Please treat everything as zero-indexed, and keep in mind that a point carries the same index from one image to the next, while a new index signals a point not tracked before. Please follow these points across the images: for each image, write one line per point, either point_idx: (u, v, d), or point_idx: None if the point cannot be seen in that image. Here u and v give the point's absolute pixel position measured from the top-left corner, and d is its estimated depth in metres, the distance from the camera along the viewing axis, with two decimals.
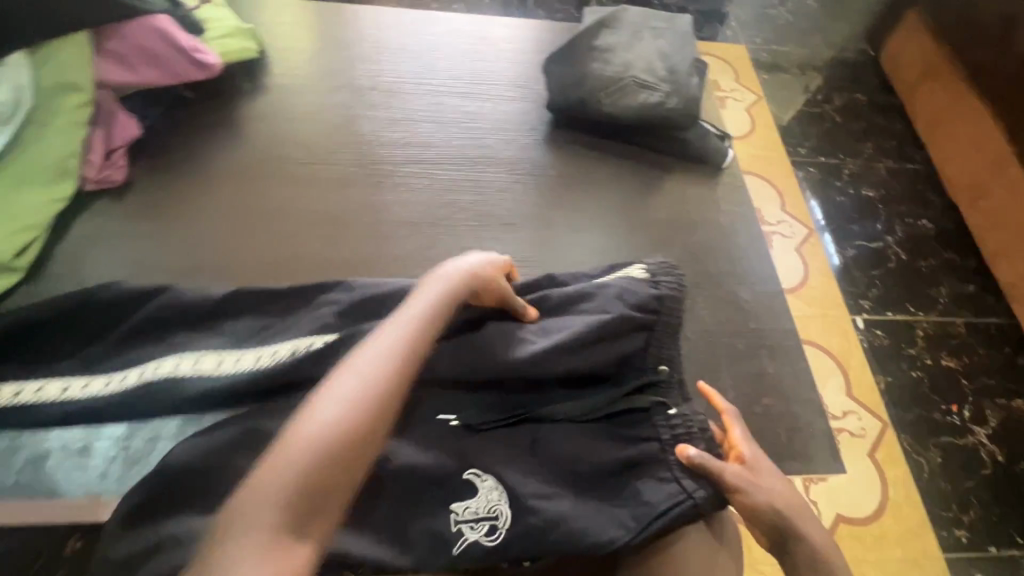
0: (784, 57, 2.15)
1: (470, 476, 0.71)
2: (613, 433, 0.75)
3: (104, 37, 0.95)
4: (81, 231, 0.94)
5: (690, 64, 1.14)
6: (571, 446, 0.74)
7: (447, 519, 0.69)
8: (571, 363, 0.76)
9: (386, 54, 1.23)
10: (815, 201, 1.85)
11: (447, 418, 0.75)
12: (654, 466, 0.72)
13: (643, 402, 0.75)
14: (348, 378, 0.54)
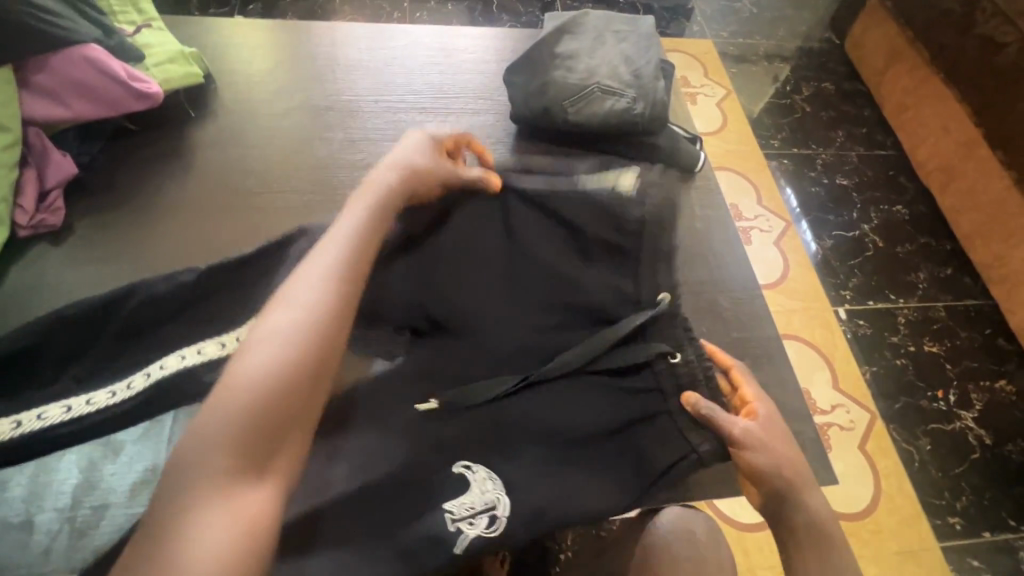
0: (751, 49, 2.14)
1: (461, 470, 0.66)
2: (614, 381, 0.73)
3: (30, 71, 0.88)
4: (18, 281, 0.88)
5: (655, 67, 1.10)
6: (571, 400, 0.71)
7: (442, 519, 0.62)
8: (565, 303, 0.76)
9: (342, 72, 1.18)
10: (790, 189, 1.84)
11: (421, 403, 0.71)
12: (660, 419, 0.71)
13: (649, 350, 0.72)
14: (278, 318, 0.56)
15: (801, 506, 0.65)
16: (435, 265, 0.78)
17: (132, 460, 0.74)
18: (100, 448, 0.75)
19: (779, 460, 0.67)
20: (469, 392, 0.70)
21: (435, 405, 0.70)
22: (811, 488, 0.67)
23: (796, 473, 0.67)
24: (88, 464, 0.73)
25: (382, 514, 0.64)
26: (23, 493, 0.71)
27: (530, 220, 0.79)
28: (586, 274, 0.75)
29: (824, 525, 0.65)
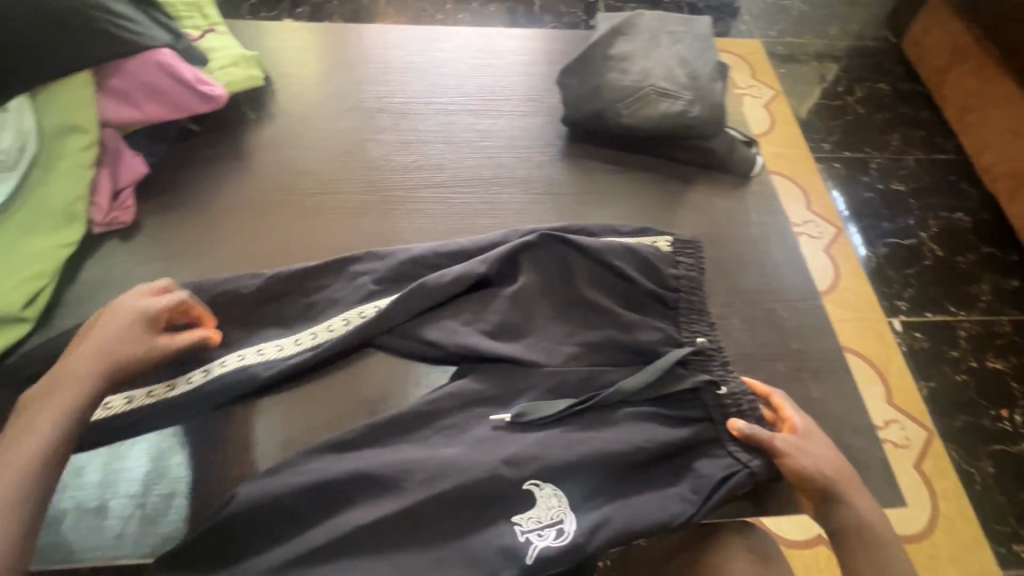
0: (801, 49, 2.07)
1: (530, 486, 0.73)
2: (665, 412, 0.79)
3: (108, 75, 0.93)
4: (90, 276, 0.91)
5: (712, 69, 1.08)
6: (629, 426, 0.77)
7: (514, 531, 0.70)
8: (617, 344, 0.83)
9: (394, 74, 1.19)
10: (838, 193, 1.77)
11: (499, 416, 0.78)
12: (709, 444, 0.78)
13: (696, 380, 0.80)
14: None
15: (852, 510, 0.72)
16: (501, 299, 0.85)
17: (193, 454, 0.76)
18: (166, 438, 0.76)
19: (826, 470, 0.74)
20: (537, 408, 0.77)
21: (509, 420, 0.77)
22: (858, 491, 0.74)
23: (843, 480, 0.74)
24: (155, 453, 0.76)
25: (453, 524, 0.71)
26: (97, 478, 0.74)
27: (588, 267, 0.88)
28: (637, 324, 0.84)
29: (878, 527, 0.71)
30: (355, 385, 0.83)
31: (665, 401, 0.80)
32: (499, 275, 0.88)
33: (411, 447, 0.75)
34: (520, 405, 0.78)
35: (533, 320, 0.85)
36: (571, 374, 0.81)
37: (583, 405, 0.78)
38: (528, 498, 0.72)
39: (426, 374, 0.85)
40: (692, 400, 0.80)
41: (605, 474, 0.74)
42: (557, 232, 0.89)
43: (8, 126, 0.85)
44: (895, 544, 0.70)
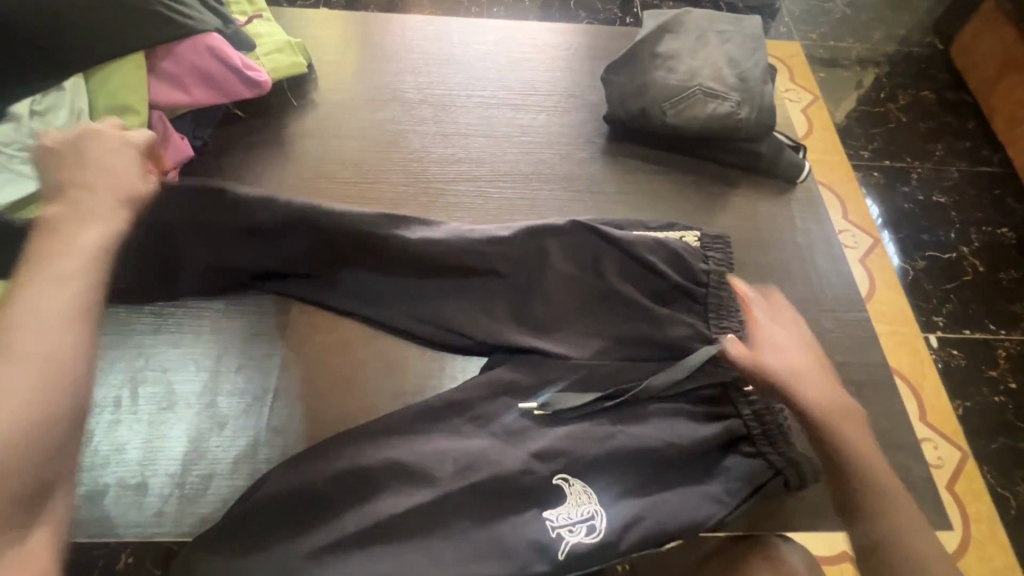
0: (843, 53, 2.01)
1: (559, 482, 0.72)
2: (693, 408, 0.78)
3: (159, 58, 0.94)
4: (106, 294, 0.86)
5: (762, 70, 1.05)
6: (658, 422, 0.76)
7: (545, 527, 0.69)
8: (651, 341, 0.81)
9: (434, 66, 1.19)
10: (874, 202, 1.72)
11: (528, 406, 0.76)
12: (740, 442, 0.76)
13: (723, 375, 0.78)
14: (43, 290, 0.47)
15: (856, 463, 0.66)
16: (536, 292, 0.84)
17: (232, 434, 0.77)
18: (206, 419, 0.77)
19: (823, 409, 0.69)
20: (564, 400, 0.76)
21: (537, 411, 0.76)
22: (865, 445, 0.67)
23: (847, 428, 0.68)
24: (195, 433, 0.76)
25: (484, 514, 0.70)
26: (138, 455, 0.75)
27: (621, 262, 0.85)
28: (670, 319, 0.81)
29: (887, 486, 0.65)
30: (386, 368, 0.83)
31: (693, 397, 0.79)
32: (529, 262, 0.85)
33: (443, 437, 0.74)
34: (548, 394, 0.77)
35: (571, 317, 0.83)
36: (604, 370, 0.79)
37: (611, 399, 0.77)
38: (558, 494, 0.71)
39: (459, 364, 0.84)
40: (719, 397, 0.79)
41: (639, 475, 0.73)
42: (590, 222, 0.86)
43: (62, 104, 0.87)
44: (905, 506, 0.63)
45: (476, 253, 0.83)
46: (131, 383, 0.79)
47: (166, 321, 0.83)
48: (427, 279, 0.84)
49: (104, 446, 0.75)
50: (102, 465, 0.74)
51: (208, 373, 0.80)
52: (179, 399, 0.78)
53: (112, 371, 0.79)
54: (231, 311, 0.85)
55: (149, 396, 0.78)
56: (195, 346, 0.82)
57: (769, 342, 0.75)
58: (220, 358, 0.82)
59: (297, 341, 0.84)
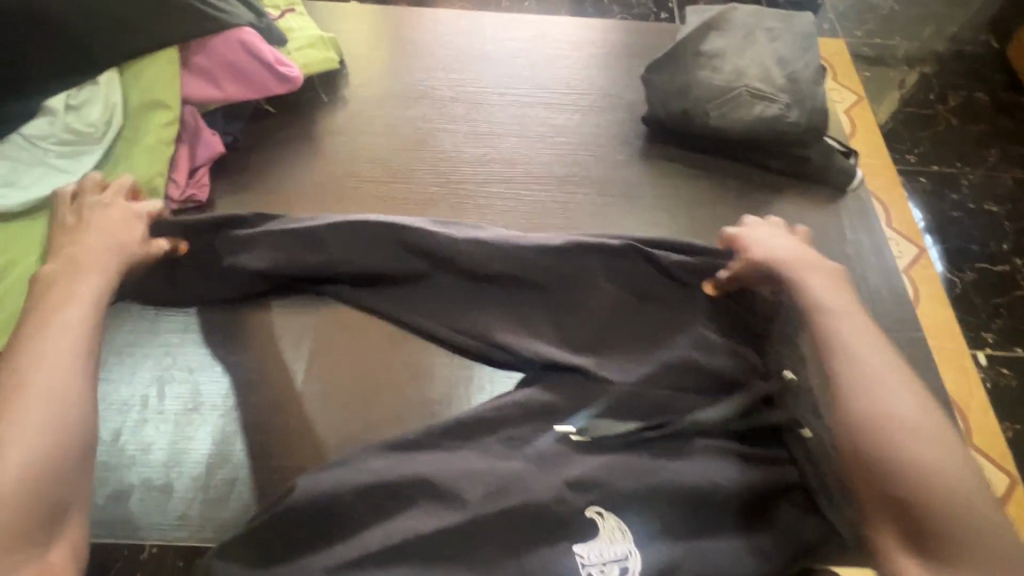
0: (891, 52, 1.91)
1: (593, 515, 0.65)
2: (743, 448, 0.72)
3: (192, 52, 0.93)
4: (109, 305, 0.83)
5: (814, 70, 0.99)
6: (705, 460, 0.70)
7: (574, 563, 0.63)
8: (699, 368, 0.77)
9: (467, 62, 1.15)
10: (917, 209, 1.62)
11: (566, 430, 0.71)
12: (795, 491, 0.69)
13: (776, 416, 0.73)
14: (50, 339, 0.60)
15: (844, 355, 0.64)
16: (574, 308, 0.82)
17: (255, 440, 0.75)
18: (231, 422, 0.76)
19: (816, 299, 0.70)
20: (603, 426, 0.71)
21: (575, 436, 0.71)
22: (864, 341, 0.65)
23: (841, 322, 0.67)
24: (219, 436, 0.75)
25: (513, 540, 0.66)
26: (163, 456, 0.74)
27: (663, 282, 0.83)
28: (717, 349, 0.78)
29: (879, 380, 0.62)
30: (413, 377, 0.81)
31: (740, 436, 0.74)
32: (565, 273, 0.83)
33: (471, 455, 0.71)
34: (583, 419, 0.72)
35: (615, 337, 0.81)
36: (647, 397, 0.75)
37: (653, 430, 0.71)
38: (590, 528, 0.65)
39: (490, 373, 0.82)
40: (769, 437, 0.74)
41: (681, 509, 0.66)
42: (639, 243, 0.84)
43: (98, 97, 0.87)
44: (904, 404, 0.60)
45: (525, 267, 0.82)
46: (158, 382, 0.78)
47: (194, 321, 0.82)
48: (478, 291, 0.83)
49: (130, 447, 0.74)
50: (127, 464, 0.73)
51: (233, 376, 0.79)
52: (205, 401, 0.77)
53: (140, 369, 0.79)
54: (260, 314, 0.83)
55: (175, 396, 0.78)
56: (221, 347, 0.81)
57: (758, 239, 0.78)
58: (246, 361, 0.80)
59: (328, 356, 0.81)
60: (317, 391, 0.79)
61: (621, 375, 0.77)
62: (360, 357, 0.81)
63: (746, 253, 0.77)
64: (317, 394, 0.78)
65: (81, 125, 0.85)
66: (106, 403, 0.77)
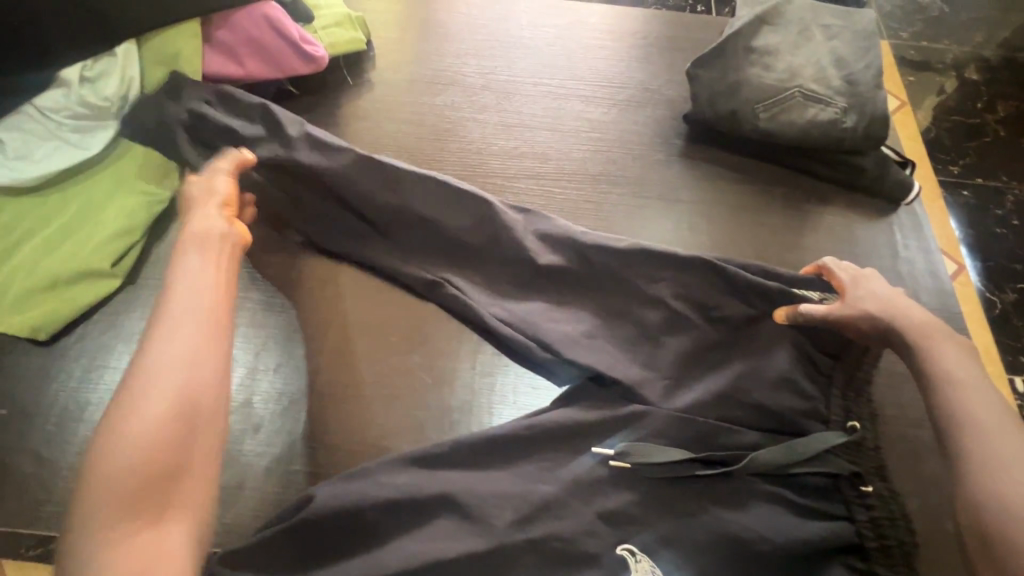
0: (938, 56, 1.81)
1: (624, 554, 0.62)
2: (798, 499, 0.66)
3: (214, 27, 0.89)
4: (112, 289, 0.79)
5: (874, 72, 0.92)
6: (750, 505, 0.65)
7: None
8: (751, 401, 0.70)
9: (499, 48, 1.10)
10: (957, 222, 1.54)
11: (604, 453, 0.67)
12: (846, 549, 0.64)
13: (836, 466, 0.66)
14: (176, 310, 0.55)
15: (968, 431, 0.57)
16: (629, 324, 0.76)
17: (265, 441, 0.72)
18: (241, 420, 0.73)
19: (944, 367, 0.62)
20: (645, 453, 0.66)
21: (613, 460, 0.67)
22: (998, 421, 0.57)
23: (971, 396, 0.59)
24: (228, 435, 0.72)
25: (537, 571, 0.61)
26: None
27: (736, 300, 0.74)
28: (778, 384, 0.70)
29: (987, 419, 0.57)
30: (435, 382, 0.77)
31: (794, 482, 0.67)
32: (626, 272, 0.77)
33: (504, 477, 0.67)
34: (624, 443, 0.68)
35: (667, 361, 0.73)
36: (693, 427, 0.68)
37: (712, 469, 0.66)
38: (621, 570, 0.62)
39: (519, 378, 0.78)
40: (830, 491, 0.67)
41: (710, 540, 0.63)
42: (715, 260, 0.75)
43: (114, 70, 0.82)
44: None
45: (591, 268, 0.78)
46: None
47: None
48: (527, 285, 0.79)
49: None
50: None
51: (244, 373, 0.75)
52: None
53: None
54: (279, 309, 0.80)
55: None
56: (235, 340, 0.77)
57: (868, 290, 0.70)
58: (258, 356, 0.77)
59: (348, 357, 0.77)
60: (334, 395, 0.75)
61: (667, 401, 0.71)
62: (385, 361, 0.77)
63: (854, 302, 0.69)
64: (336, 399, 0.74)
65: (96, 99, 0.80)
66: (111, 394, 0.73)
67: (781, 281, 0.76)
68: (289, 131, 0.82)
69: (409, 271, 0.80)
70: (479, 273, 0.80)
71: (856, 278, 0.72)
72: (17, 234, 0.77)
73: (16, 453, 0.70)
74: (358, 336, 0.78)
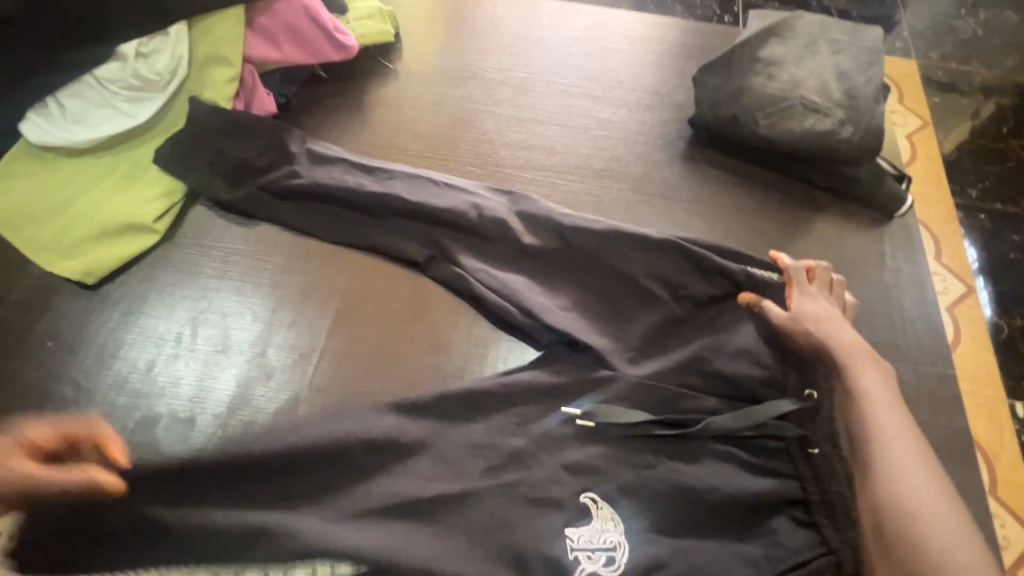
0: (966, 78, 1.80)
1: (587, 501, 0.69)
2: (748, 457, 0.72)
3: (257, 13, 0.97)
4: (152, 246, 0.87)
5: (875, 86, 0.96)
6: (710, 464, 0.71)
7: (564, 544, 0.66)
8: (710, 368, 0.76)
9: (519, 47, 1.16)
10: (971, 245, 1.51)
11: (572, 412, 0.74)
12: (791, 505, 0.70)
13: (787, 431, 0.72)
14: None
15: (880, 444, 0.63)
16: (608, 299, 0.83)
17: (277, 387, 0.79)
18: (256, 367, 0.80)
19: (864, 384, 0.67)
20: (610, 413, 0.73)
21: (580, 420, 0.73)
22: (901, 433, 0.64)
23: (882, 412, 0.65)
24: (243, 380, 0.79)
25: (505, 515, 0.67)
26: (190, 391, 0.78)
27: (698, 277, 0.82)
28: (736, 354, 0.77)
29: (894, 433, 0.63)
30: (433, 347, 0.83)
31: (747, 444, 0.73)
32: (606, 254, 0.84)
33: (487, 431, 0.73)
34: (592, 404, 0.74)
35: (639, 323, 0.81)
36: (657, 390, 0.75)
37: (671, 429, 0.73)
38: (584, 513, 0.68)
39: (507, 347, 0.84)
40: (779, 453, 0.73)
41: (669, 503, 0.69)
42: (681, 241, 0.83)
43: (165, 47, 0.90)
44: (939, 498, 0.59)
45: (569, 239, 0.85)
46: (193, 322, 0.83)
47: (232, 270, 0.87)
48: (516, 263, 0.86)
49: (159, 382, 0.79)
50: (157, 396, 0.78)
51: (263, 327, 0.83)
52: (233, 345, 0.82)
53: (178, 309, 0.84)
54: (299, 269, 0.87)
55: (208, 339, 0.82)
56: (257, 298, 0.85)
57: (815, 302, 0.76)
58: (274, 313, 0.84)
59: (352, 312, 0.85)
60: (341, 353, 0.82)
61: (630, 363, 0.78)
62: (388, 326, 0.84)
63: (800, 309, 0.75)
64: (342, 356, 0.82)
65: (147, 73, 0.89)
66: (146, 336, 0.82)
67: (741, 262, 0.84)
68: (298, 162, 0.91)
69: (405, 243, 0.87)
70: (477, 249, 0.86)
71: (806, 285, 0.78)
72: (71, 189, 0.87)
73: (57, 381, 0.78)
74: (366, 297, 0.86)
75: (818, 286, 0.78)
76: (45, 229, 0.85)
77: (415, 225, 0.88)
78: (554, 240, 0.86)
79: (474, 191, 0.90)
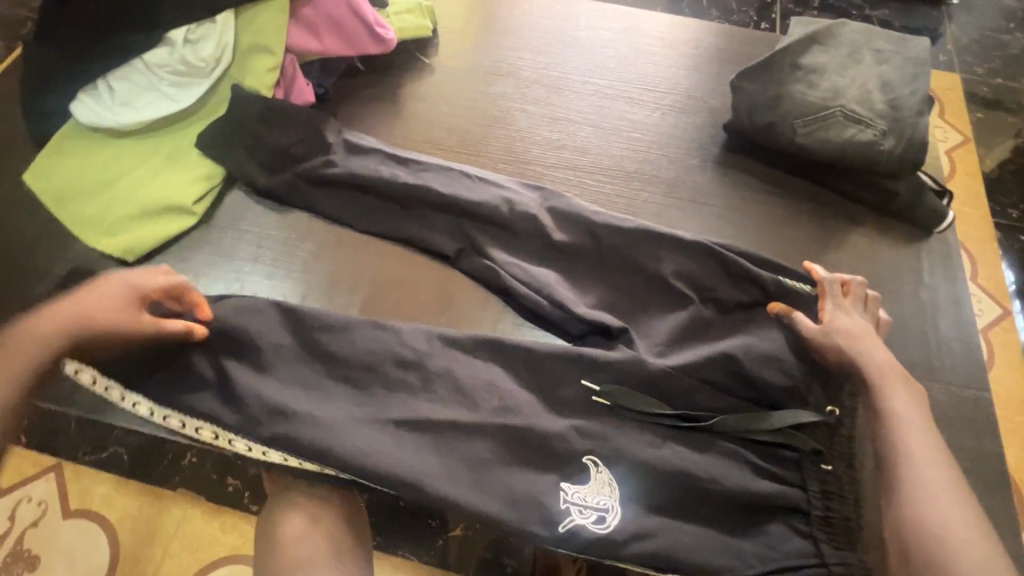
0: (1013, 95, 1.74)
1: (588, 462, 0.70)
2: (759, 461, 0.71)
3: (301, 4, 0.98)
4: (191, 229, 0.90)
5: (920, 98, 0.93)
6: (717, 459, 0.71)
7: (557, 497, 0.68)
8: (737, 371, 0.75)
9: (554, 47, 1.16)
10: (1010, 266, 1.46)
11: (590, 387, 0.74)
12: (794, 513, 0.69)
13: (802, 442, 0.71)
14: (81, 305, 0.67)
15: (908, 465, 0.61)
16: (635, 300, 0.83)
17: None
18: None
19: (892, 403, 0.66)
20: (626, 395, 0.73)
21: (596, 396, 0.73)
22: (930, 455, 0.62)
23: (911, 431, 0.63)
24: None
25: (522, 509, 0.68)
26: None
27: (727, 281, 0.82)
28: (763, 360, 0.76)
29: (922, 453, 0.62)
30: None
31: (760, 449, 0.72)
32: (635, 255, 0.84)
33: None
34: (609, 384, 0.74)
35: (665, 321, 0.81)
36: (680, 393, 0.74)
37: (683, 420, 0.73)
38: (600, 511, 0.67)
39: (537, 338, 0.83)
40: (791, 462, 0.72)
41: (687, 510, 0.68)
42: (712, 244, 0.83)
43: (212, 35, 0.92)
44: (966, 522, 0.58)
45: (599, 238, 0.85)
46: None
47: (265, 254, 0.89)
48: (543, 259, 0.86)
49: None
50: None
51: None
52: None
53: (209, 290, 0.86)
54: (328, 257, 0.89)
55: None
56: (288, 283, 0.87)
57: (847, 317, 0.74)
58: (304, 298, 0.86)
59: (376, 300, 0.86)
60: None
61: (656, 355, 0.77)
62: (409, 315, 0.85)
63: (830, 323, 0.74)
64: None
65: (194, 59, 0.91)
66: None
67: (773, 270, 0.83)
68: (334, 151, 0.93)
69: (434, 235, 0.88)
70: (506, 244, 0.87)
71: (838, 299, 0.76)
72: (118, 169, 0.90)
73: None
74: (393, 285, 0.87)
75: (851, 300, 0.76)
76: (91, 205, 0.88)
77: (445, 218, 0.89)
78: (583, 238, 0.86)
79: (505, 186, 0.91)
